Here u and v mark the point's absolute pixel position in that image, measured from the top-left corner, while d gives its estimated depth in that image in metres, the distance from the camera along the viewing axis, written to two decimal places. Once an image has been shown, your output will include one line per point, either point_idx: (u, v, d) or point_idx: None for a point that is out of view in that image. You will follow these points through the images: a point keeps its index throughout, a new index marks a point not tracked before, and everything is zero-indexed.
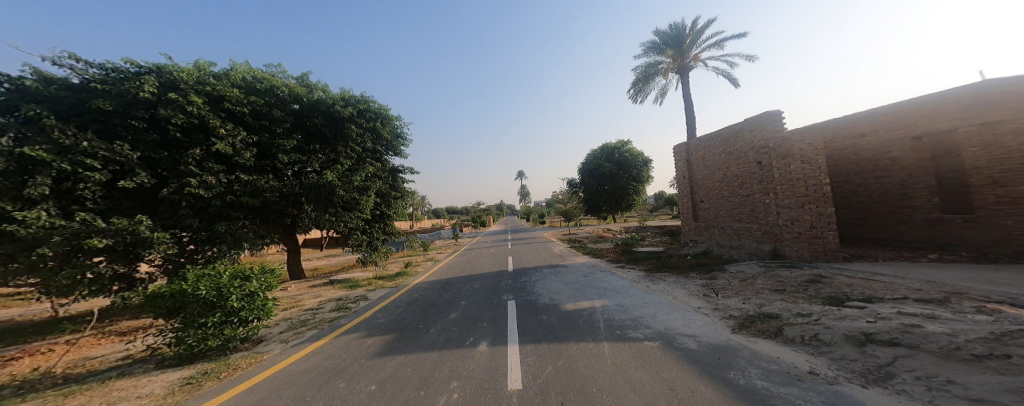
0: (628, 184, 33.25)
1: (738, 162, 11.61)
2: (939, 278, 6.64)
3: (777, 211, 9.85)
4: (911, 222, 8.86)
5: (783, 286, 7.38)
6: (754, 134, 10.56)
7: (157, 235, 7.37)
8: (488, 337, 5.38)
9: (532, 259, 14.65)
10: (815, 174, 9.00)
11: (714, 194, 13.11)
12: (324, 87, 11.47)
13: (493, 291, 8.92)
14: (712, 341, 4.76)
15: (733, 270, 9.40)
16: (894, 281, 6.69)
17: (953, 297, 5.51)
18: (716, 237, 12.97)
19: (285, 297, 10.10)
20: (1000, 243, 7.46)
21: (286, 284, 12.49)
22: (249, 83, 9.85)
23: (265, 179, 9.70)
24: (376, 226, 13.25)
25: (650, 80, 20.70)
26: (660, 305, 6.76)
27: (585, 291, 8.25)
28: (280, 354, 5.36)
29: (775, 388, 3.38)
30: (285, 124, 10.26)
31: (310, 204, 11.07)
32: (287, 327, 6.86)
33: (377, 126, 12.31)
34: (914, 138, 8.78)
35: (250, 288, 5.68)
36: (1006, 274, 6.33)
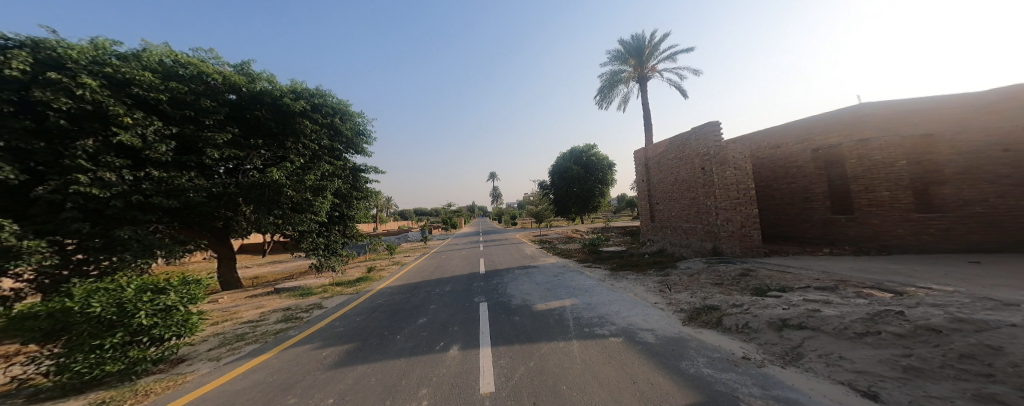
0: (593, 187, 34.25)
1: (686, 168, 12.60)
2: (832, 268, 7.81)
3: (715, 212, 10.85)
4: (811, 221, 10.28)
5: (721, 279, 8.18)
6: (698, 143, 11.59)
7: (30, 242, 6.14)
8: (459, 341, 5.25)
9: (499, 262, 14.49)
10: (744, 180, 10.17)
11: (667, 197, 14.10)
12: (270, 77, 10.42)
13: (464, 294, 8.73)
14: (667, 334, 5.11)
15: (683, 266, 10.23)
16: (800, 272, 7.73)
17: (840, 284, 6.51)
18: (668, 238, 13.92)
19: (216, 309, 8.98)
20: (870, 238, 8.96)
21: (217, 295, 11.10)
22: (169, 68, 8.63)
23: (186, 177, 8.51)
24: (334, 229, 12.29)
25: (614, 87, 21.81)
26: (623, 302, 7.11)
27: (553, 292, 8.37)
28: (209, 373, 4.73)
29: (715, 374, 3.72)
30: (217, 116, 9.11)
31: (249, 206, 9.99)
32: (218, 343, 6.07)
33: (335, 122, 11.46)
34: (813, 150, 10.23)
35: (166, 302, 4.99)
36: (876, 263, 7.65)
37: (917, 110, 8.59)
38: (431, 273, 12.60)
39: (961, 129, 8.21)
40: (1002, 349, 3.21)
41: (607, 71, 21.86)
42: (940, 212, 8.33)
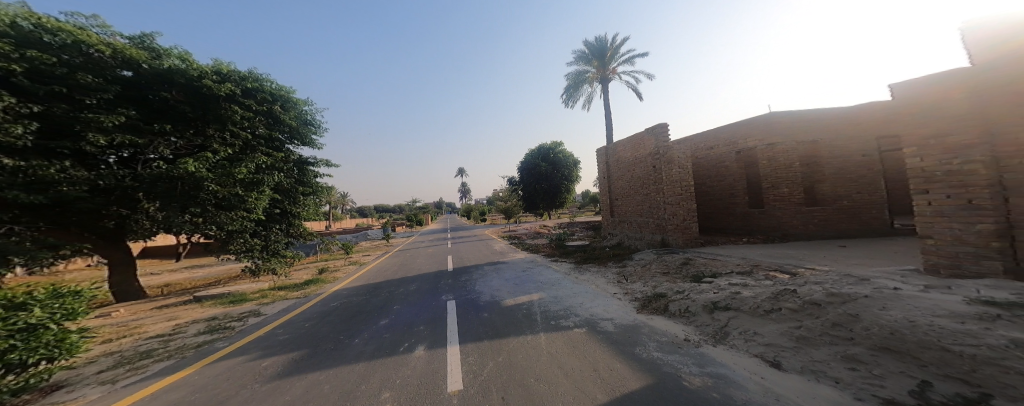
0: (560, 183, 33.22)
1: (640, 166, 13.49)
2: (750, 254, 8.96)
3: (664, 207, 11.81)
4: (734, 214, 11.66)
5: (668, 268, 8.99)
6: (651, 143, 12.50)
7: None
8: (425, 341, 5.19)
9: (466, 258, 14.33)
10: (685, 178, 10.99)
11: (625, 193, 14.97)
12: (182, 54, 9.12)
13: (431, 292, 8.55)
14: (624, 322, 5.55)
15: (638, 258, 11.01)
16: (726, 259, 8.84)
17: (755, 268, 7.56)
18: (625, 232, 14.81)
19: (110, 325, 7.80)
20: (774, 228, 10.38)
21: (110, 308, 9.54)
22: (33, 34, 7.14)
23: (59, 167, 7.12)
24: (273, 227, 11.21)
25: (579, 86, 22.48)
26: (586, 294, 7.52)
27: (520, 287, 8.52)
28: (106, 396, 4.14)
29: (664, 357, 4.13)
30: (104, 95, 7.73)
31: (155, 201, 8.75)
32: (111, 364, 5.30)
33: (270, 109, 10.42)
34: (737, 152, 11.49)
35: (30, 320, 4.03)
36: (776, 249, 8.97)
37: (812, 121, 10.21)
38: (391, 272, 12.08)
39: (836, 139, 10.06)
40: (860, 316, 3.81)
41: (572, 71, 22.48)
42: (822, 205, 10.00)
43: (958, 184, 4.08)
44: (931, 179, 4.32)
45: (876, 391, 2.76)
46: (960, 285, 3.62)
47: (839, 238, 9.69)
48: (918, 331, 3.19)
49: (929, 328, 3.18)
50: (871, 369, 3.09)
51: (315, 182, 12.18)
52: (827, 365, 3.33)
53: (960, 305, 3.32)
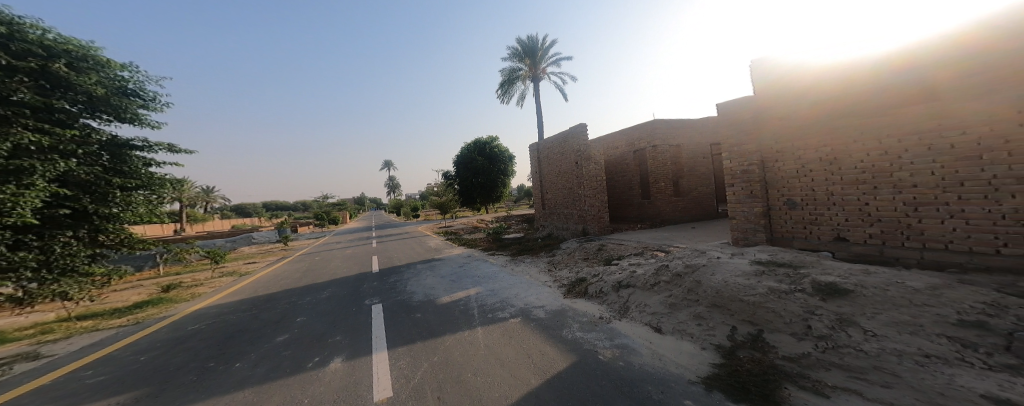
0: (502, 177, 28.75)
1: (565, 163, 13.99)
2: (637, 237, 10.61)
3: (584, 199, 12.52)
4: (636, 205, 13.10)
5: (586, 254, 9.42)
6: (572, 142, 13.20)
7: None
8: (343, 351, 4.05)
9: (393, 254, 12.82)
10: (598, 173, 12.03)
11: (552, 187, 15.33)
12: None
13: (351, 298, 6.72)
14: (554, 308, 5.22)
15: (567, 245, 10.92)
16: (627, 242, 9.98)
17: (644, 249, 8.70)
18: (551, 223, 15.11)
19: None
20: (656, 216, 12.08)
21: None
22: None
23: None
24: (55, 250, 5.02)
25: (512, 83, 22.53)
26: (521, 284, 6.86)
27: (458, 282, 7.33)
28: None
29: (585, 335, 4.04)
30: None
31: None
32: None
33: (47, 66, 4.86)
34: (634, 151, 13.15)
35: None
36: (653, 234, 10.70)
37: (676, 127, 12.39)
38: (292, 276, 9.95)
39: (693, 145, 12.45)
40: (699, 281, 4.25)
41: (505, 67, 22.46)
42: (683, 195, 12.23)
43: (750, 179, 5.50)
44: (734, 176, 5.73)
45: (712, 340, 3.32)
46: (748, 251, 4.72)
47: (690, 221, 12.09)
48: (728, 289, 3.82)
49: (733, 285, 3.84)
50: (710, 323, 3.58)
51: (145, 172, 6.05)
52: (682, 329, 3.68)
53: (752, 266, 4.15)
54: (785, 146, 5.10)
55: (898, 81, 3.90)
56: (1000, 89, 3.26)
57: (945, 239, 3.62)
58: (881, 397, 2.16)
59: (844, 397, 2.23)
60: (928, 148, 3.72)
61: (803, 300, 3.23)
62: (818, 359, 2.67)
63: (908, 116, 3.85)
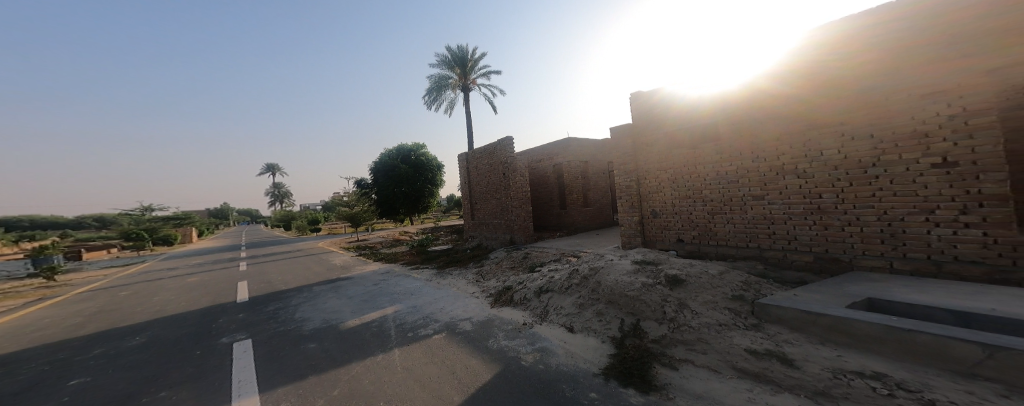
0: (428, 187, 27.82)
1: (493, 174, 14.06)
2: (555, 244, 11.37)
3: (510, 209, 12.77)
4: (558, 215, 13.90)
5: (514, 263, 9.38)
6: (498, 153, 13.46)
7: None
8: (205, 397, 3.07)
9: (286, 275, 10.39)
10: (522, 184, 12.55)
11: (479, 197, 15.25)
12: None
13: (232, 325, 5.42)
14: (481, 318, 4.89)
15: (495, 255, 10.86)
16: (551, 249, 10.30)
17: (564, 256, 9.10)
18: (480, 232, 15.06)
19: None
20: (575, 226, 13.05)
21: None
22: None
23: None
24: None
25: (440, 91, 22.31)
26: (448, 298, 6.39)
27: (371, 303, 6.34)
28: None
29: (509, 343, 3.85)
30: None
31: None
32: None
33: None
34: (554, 165, 14.15)
35: None
36: (570, 241, 11.59)
37: (586, 145, 13.78)
38: (128, 307, 7.33)
39: (601, 162, 14.02)
40: (600, 281, 4.45)
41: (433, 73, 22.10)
42: (591, 206, 13.58)
43: (631, 193, 6.42)
44: (622, 191, 6.61)
45: (610, 334, 3.60)
46: (632, 253, 5.47)
47: (597, 229, 13.50)
48: (619, 286, 4.11)
49: (622, 281, 4.18)
50: (607, 319, 3.86)
51: None
52: (584, 326, 3.91)
53: (634, 264, 4.65)
54: (646, 166, 6.28)
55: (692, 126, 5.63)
56: (740, 135, 5.03)
57: (726, 238, 5.22)
58: (707, 362, 2.79)
59: (688, 367, 2.79)
60: (711, 174, 5.38)
61: (660, 290, 3.87)
62: (673, 338, 3.26)
63: (703, 149, 5.46)
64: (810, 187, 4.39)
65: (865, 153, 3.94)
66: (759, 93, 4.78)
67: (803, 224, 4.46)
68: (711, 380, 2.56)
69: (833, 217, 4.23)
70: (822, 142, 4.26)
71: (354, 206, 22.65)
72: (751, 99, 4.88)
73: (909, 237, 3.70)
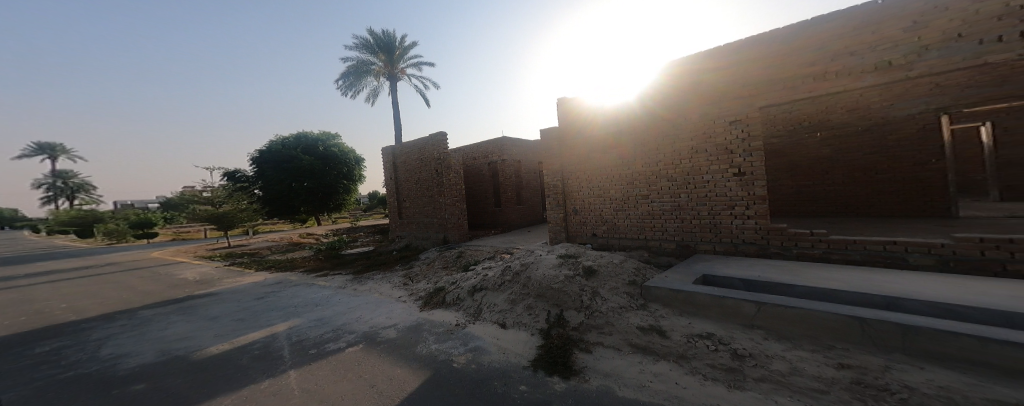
0: (338, 181, 25.73)
1: (426, 170, 13.57)
2: (491, 242, 11.59)
3: (444, 207, 12.53)
4: (491, 213, 14.13)
5: (448, 263, 9.27)
6: (431, 149, 13.10)
7: None
8: None
9: (73, 300, 8.03)
10: (457, 182, 12.47)
11: (410, 195, 14.55)
12: None
13: (66, 359, 4.25)
14: (409, 324, 4.66)
15: (425, 256, 10.55)
16: (484, 248, 10.41)
17: (498, 253, 9.31)
18: (410, 231, 14.46)
19: None
20: (509, 223, 13.36)
21: None
22: None
23: None
24: None
25: (361, 76, 20.87)
26: (367, 305, 5.92)
27: (248, 322, 5.39)
28: None
29: (440, 346, 3.76)
30: None
31: None
32: None
33: None
34: (489, 163, 14.33)
35: None
36: (504, 238, 11.88)
37: (519, 144, 14.22)
38: None
39: (532, 162, 14.67)
40: (529, 275, 4.64)
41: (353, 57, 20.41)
42: (524, 204, 14.05)
43: (556, 192, 6.80)
44: (549, 189, 6.92)
45: (537, 326, 3.79)
46: (556, 247, 5.86)
47: (530, 225, 14.07)
48: (546, 280, 4.34)
49: (547, 275, 4.43)
50: (534, 311, 4.05)
51: None
52: (513, 320, 4.07)
53: (558, 258, 4.99)
54: (564, 167, 6.74)
55: (581, 137, 6.45)
56: (618, 147, 5.97)
57: (626, 231, 5.97)
58: (613, 343, 3.15)
59: (599, 350, 3.10)
60: (599, 178, 6.26)
61: (579, 282, 4.21)
62: (588, 324, 3.58)
63: (593, 157, 6.30)
64: (671, 189, 5.41)
65: (702, 163, 5.11)
66: (630, 114, 5.78)
67: (670, 219, 5.44)
68: (619, 358, 2.89)
69: (684, 213, 5.31)
70: (672, 154, 5.37)
71: (222, 203, 17.12)
72: (623, 119, 5.86)
73: (725, 228, 4.96)
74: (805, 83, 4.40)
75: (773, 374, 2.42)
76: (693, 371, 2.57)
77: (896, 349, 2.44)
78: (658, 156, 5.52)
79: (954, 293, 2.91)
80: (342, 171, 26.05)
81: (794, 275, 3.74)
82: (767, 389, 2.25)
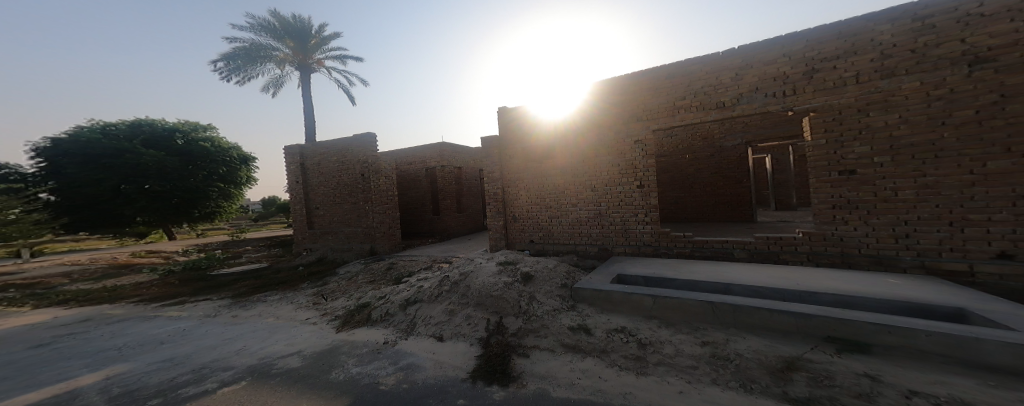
0: (215, 184, 16.54)
1: (347, 174, 12.00)
2: (427, 250, 11.35)
3: (371, 215, 11.42)
4: (425, 221, 13.75)
5: (375, 277, 8.52)
6: (355, 151, 11.70)
7: None
8: None
9: None
10: (390, 188, 12.05)
11: (325, 201, 12.51)
12: None
13: None
14: (319, 349, 4.08)
15: (344, 271, 9.57)
16: (415, 259, 9.93)
17: (435, 264, 9.00)
18: (325, 244, 12.55)
19: None
20: (444, 232, 13.13)
21: None
22: None
23: None
24: None
25: (258, 63, 15.64)
26: (253, 332, 4.88)
27: (27, 376, 3.75)
28: None
29: (364, 369, 3.43)
30: None
31: None
32: None
33: None
34: (427, 169, 13.97)
35: None
36: (440, 247, 11.66)
37: (458, 150, 14.09)
38: None
39: (471, 169, 14.64)
40: (469, 284, 4.61)
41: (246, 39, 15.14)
42: (463, 212, 13.97)
43: (497, 200, 6.90)
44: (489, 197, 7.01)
45: (476, 335, 3.77)
46: (497, 255, 5.93)
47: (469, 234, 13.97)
48: (486, 288, 4.35)
49: (487, 283, 4.44)
50: (475, 321, 4.03)
51: None
52: (453, 329, 4.01)
53: (499, 266, 5.05)
54: (501, 177, 6.88)
55: (515, 149, 6.74)
56: (548, 159, 6.37)
57: (559, 237, 6.31)
58: (549, 344, 3.30)
59: (536, 353, 3.21)
60: (532, 188, 6.57)
61: (518, 287, 4.32)
62: (526, 328, 3.67)
63: (527, 169, 6.62)
64: (595, 198, 5.90)
65: (619, 175, 5.69)
66: (557, 130, 6.21)
67: (591, 225, 5.94)
68: (554, 358, 3.04)
69: (606, 220, 5.82)
70: (594, 167, 5.90)
71: None
72: (552, 134, 6.28)
73: (638, 232, 5.55)
74: (679, 116, 5.19)
75: (668, 357, 2.83)
76: (612, 363, 2.83)
77: (732, 324, 3.19)
78: (581, 168, 6.02)
79: (769, 278, 3.86)
80: (224, 171, 17.13)
81: (678, 270, 4.38)
82: (683, 384, 2.45)
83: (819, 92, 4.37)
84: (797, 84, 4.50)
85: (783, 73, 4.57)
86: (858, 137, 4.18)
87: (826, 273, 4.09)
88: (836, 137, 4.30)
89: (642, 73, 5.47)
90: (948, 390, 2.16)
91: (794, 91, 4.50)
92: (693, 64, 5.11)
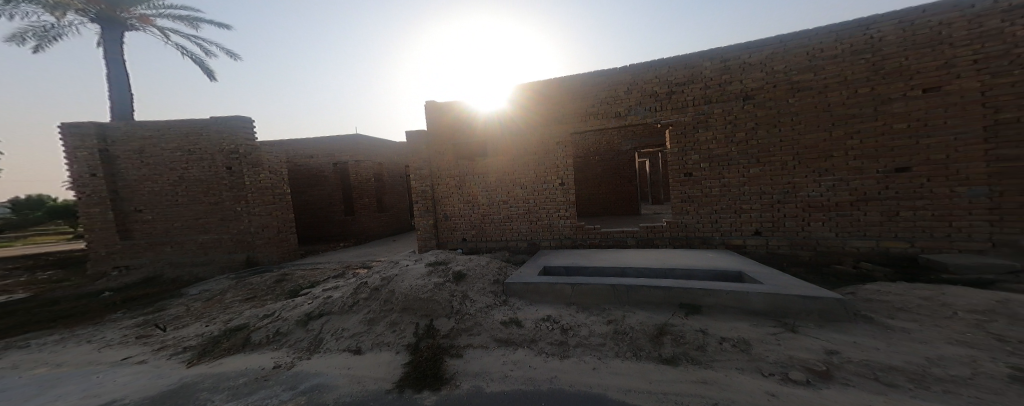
0: None
1: (199, 163, 7.78)
2: (345, 251, 10.26)
3: (250, 218, 7.79)
4: (331, 222, 12.19)
5: (254, 293, 6.08)
6: (218, 132, 7.73)
7: None
8: None
9: None
10: (279, 185, 8.34)
11: (154, 198, 7.86)
12: None
13: None
14: (151, 393, 3.14)
15: (198, 291, 6.52)
16: (322, 265, 7.91)
17: (347, 269, 7.59)
18: (161, 257, 7.82)
19: None
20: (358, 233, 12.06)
21: None
22: None
23: None
24: None
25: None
26: (28, 389, 3.39)
27: None
28: None
29: (249, 399, 2.94)
30: None
31: None
32: None
33: None
34: (334, 163, 12.33)
35: None
36: (358, 248, 10.63)
37: (372, 144, 12.98)
38: None
39: (390, 165, 13.65)
40: (395, 289, 4.35)
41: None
42: (386, 211, 13.09)
43: (426, 197, 6.69)
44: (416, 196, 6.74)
45: (404, 342, 3.62)
46: (427, 255, 5.76)
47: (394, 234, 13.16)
48: (414, 291, 4.16)
49: (415, 285, 4.26)
50: (402, 327, 3.86)
51: None
52: (375, 338, 3.77)
53: (427, 267, 4.91)
54: (427, 175, 6.69)
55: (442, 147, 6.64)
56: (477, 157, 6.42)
57: (490, 234, 6.41)
58: (482, 341, 3.34)
59: (470, 352, 3.22)
60: (462, 185, 6.55)
61: (450, 287, 4.24)
62: (458, 328, 3.63)
63: (456, 167, 6.56)
64: (523, 195, 6.15)
65: (543, 174, 6.01)
66: (485, 129, 6.31)
67: (519, 221, 6.20)
68: (488, 355, 3.09)
69: (535, 216, 6.11)
70: (520, 165, 6.13)
71: None
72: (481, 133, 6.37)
73: (563, 227, 5.95)
74: (591, 121, 5.69)
75: (585, 338, 3.08)
76: (539, 351, 3.00)
77: (626, 302, 3.63)
78: (509, 167, 6.19)
79: (649, 261, 4.52)
80: None
81: (591, 259, 4.82)
82: (599, 367, 2.66)
83: (675, 109, 5.27)
84: (663, 102, 5.32)
85: (654, 92, 5.35)
86: (695, 148, 5.22)
87: (678, 251, 5.04)
88: (682, 146, 5.29)
89: (559, 80, 5.85)
90: (738, 333, 2.92)
91: (687, 103, 5.21)
92: (599, 76, 5.64)
